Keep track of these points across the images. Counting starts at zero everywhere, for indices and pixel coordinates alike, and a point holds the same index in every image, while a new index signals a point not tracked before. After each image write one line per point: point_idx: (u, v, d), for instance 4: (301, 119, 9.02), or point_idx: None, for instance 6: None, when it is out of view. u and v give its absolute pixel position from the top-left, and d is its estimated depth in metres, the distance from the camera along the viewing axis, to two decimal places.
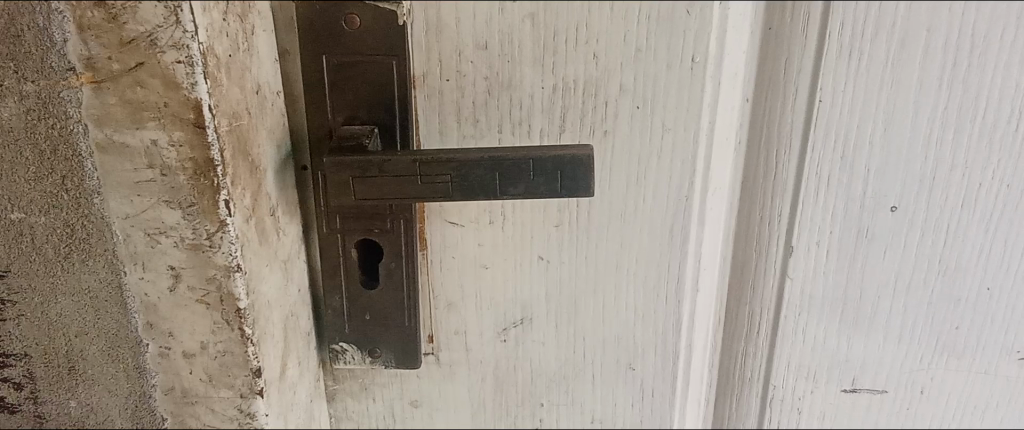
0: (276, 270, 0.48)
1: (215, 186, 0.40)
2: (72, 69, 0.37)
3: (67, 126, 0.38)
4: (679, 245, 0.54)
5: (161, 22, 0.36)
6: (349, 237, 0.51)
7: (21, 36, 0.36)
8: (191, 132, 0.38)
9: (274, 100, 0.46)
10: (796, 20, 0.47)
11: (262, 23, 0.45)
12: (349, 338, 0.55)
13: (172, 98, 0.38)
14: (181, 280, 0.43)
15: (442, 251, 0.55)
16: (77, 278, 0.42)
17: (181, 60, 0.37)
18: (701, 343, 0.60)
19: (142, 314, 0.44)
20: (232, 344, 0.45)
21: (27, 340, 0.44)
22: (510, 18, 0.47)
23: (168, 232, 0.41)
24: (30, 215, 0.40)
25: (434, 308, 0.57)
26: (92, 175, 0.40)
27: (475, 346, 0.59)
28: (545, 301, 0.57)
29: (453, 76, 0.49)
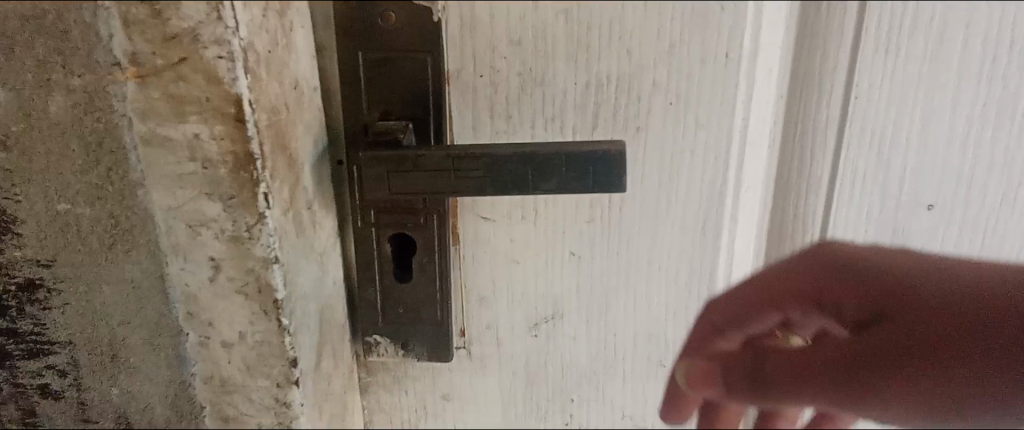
0: (313, 262, 0.49)
1: (254, 179, 0.41)
2: (118, 64, 0.38)
3: (112, 120, 0.39)
4: (712, 241, 0.54)
5: (203, 18, 0.37)
6: (383, 231, 0.52)
7: (69, 31, 0.37)
8: (232, 126, 0.39)
9: (311, 95, 0.47)
10: (832, 17, 0.47)
11: (300, 20, 0.45)
12: (383, 331, 0.56)
13: (214, 93, 0.38)
14: (221, 271, 0.44)
15: (475, 246, 0.55)
16: (121, 268, 0.44)
17: (223, 55, 0.38)
18: None
19: (183, 304, 0.45)
20: (269, 334, 0.46)
21: (72, 328, 0.45)
22: (544, 14, 0.48)
23: (209, 224, 0.42)
24: (76, 206, 0.41)
25: (466, 302, 0.57)
26: (135, 168, 0.41)
27: (507, 340, 0.59)
28: (577, 297, 0.57)
29: (486, 72, 0.49)
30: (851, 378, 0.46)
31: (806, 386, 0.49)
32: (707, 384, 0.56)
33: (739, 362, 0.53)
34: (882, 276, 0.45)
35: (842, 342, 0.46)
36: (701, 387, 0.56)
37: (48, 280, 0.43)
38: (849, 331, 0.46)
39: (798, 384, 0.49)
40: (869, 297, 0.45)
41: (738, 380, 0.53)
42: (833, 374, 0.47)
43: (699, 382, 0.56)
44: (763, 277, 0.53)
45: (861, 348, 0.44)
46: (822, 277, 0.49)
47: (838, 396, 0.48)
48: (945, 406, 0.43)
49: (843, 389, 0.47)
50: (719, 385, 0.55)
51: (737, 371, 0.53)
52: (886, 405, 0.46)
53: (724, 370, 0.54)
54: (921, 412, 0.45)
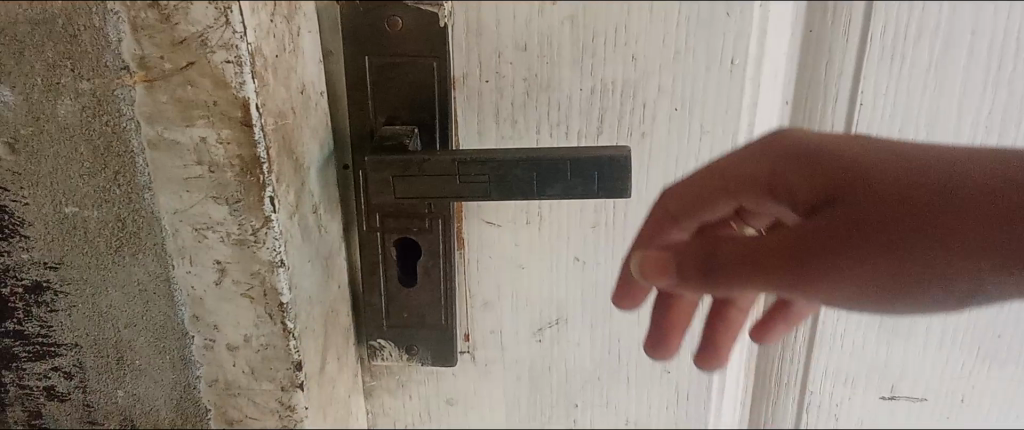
0: (318, 266, 0.49)
1: (261, 183, 0.41)
2: (126, 68, 0.38)
3: (119, 124, 0.39)
4: None
5: (211, 23, 0.37)
6: (389, 236, 0.52)
7: (78, 35, 0.37)
8: (239, 130, 0.40)
9: (317, 100, 0.47)
10: (837, 23, 0.47)
11: (307, 25, 0.46)
12: (387, 335, 0.56)
13: (221, 97, 0.39)
14: (227, 274, 0.44)
15: (480, 251, 0.55)
16: (128, 271, 0.44)
17: (231, 60, 0.38)
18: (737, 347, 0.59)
19: (189, 306, 0.45)
20: (275, 337, 0.46)
21: (79, 331, 0.45)
22: (549, 20, 0.48)
23: (215, 227, 0.42)
24: (84, 209, 0.41)
25: (470, 306, 0.57)
26: (143, 171, 0.41)
27: (511, 345, 0.59)
28: (582, 302, 0.57)
29: (492, 77, 0.50)
30: (807, 257, 0.43)
31: (744, 264, 0.44)
32: (669, 273, 0.49)
33: (689, 249, 0.47)
34: (850, 164, 0.43)
35: (805, 221, 0.43)
36: (661, 275, 0.49)
37: (54, 283, 0.43)
38: (811, 211, 0.43)
39: (748, 263, 0.44)
40: (851, 177, 0.42)
41: (696, 266, 0.46)
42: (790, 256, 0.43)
43: (652, 270, 0.50)
44: (715, 171, 0.50)
45: (826, 232, 0.42)
46: (785, 168, 0.46)
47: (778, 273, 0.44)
48: (899, 274, 0.42)
49: (791, 262, 0.43)
50: (677, 278, 0.48)
51: (698, 258, 0.46)
52: (828, 280, 0.44)
53: (679, 256, 0.48)
54: (869, 278, 0.43)
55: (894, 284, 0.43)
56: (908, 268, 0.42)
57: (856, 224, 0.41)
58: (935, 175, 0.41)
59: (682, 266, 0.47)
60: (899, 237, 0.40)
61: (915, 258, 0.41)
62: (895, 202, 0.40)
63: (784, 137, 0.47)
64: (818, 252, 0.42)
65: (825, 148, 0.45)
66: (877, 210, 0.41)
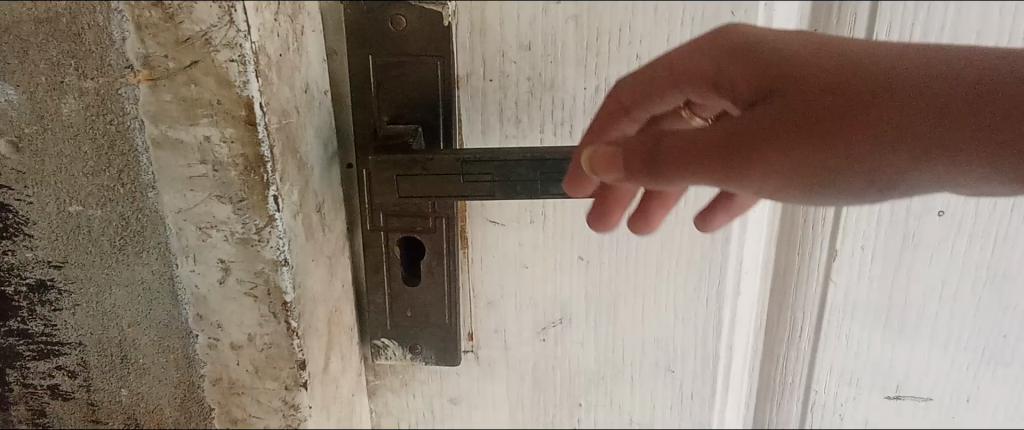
0: (322, 265, 0.49)
1: (264, 182, 0.41)
2: (130, 67, 0.38)
3: (124, 122, 0.39)
4: (722, 246, 0.54)
5: (215, 22, 0.37)
6: (393, 235, 0.52)
7: (83, 34, 0.37)
8: (243, 129, 0.39)
9: (322, 99, 0.47)
10: (843, 24, 0.47)
11: (312, 24, 0.45)
12: (391, 334, 0.56)
13: (225, 96, 0.39)
14: (230, 273, 0.44)
15: (484, 250, 0.55)
16: (132, 269, 0.44)
17: (234, 59, 0.38)
18: (742, 347, 0.59)
19: (193, 306, 0.45)
20: (278, 336, 0.46)
21: (83, 329, 0.45)
22: (554, 19, 0.48)
23: (218, 226, 0.42)
24: (87, 208, 0.41)
25: (474, 306, 0.57)
26: (147, 170, 0.41)
27: (515, 345, 0.59)
28: (585, 301, 0.56)
29: (496, 77, 0.49)
30: (748, 145, 0.36)
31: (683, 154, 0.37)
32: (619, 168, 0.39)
33: (641, 142, 0.39)
34: (783, 55, 0.38)
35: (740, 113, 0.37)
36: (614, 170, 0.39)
37: (59, 281, 0.44)
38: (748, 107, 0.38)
39: (689, 154, 0.37)
40: (795, 62, 0.37)
41: (638, 159, 0.38)
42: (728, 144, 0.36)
43: (604, 166, 0.39)
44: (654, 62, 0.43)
45: (762, 119, 0.36)
46: (729, 64, 0.39)
47: (714, 166, 0.37)
48: (828, 172, 0.36)
49: (728, 152, 0.36)
50: (633, 173, 0.38)
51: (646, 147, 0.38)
52: (767, 178, 0.37)
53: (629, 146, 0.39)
54: (803, 181, 0.37)
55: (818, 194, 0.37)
56: (848, 167, 0.36)
57: (795, 107, 0.36)
58: (875, 55, 0.38)
59: (629, 160, 0.39)
60: (854, 117, 0.36)
61: (862, 140, 0.36)
62: (850, 88, 0.36)
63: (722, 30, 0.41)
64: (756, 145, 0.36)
65: (770, 41, 0.39)
66: (820, 96, 0.36)
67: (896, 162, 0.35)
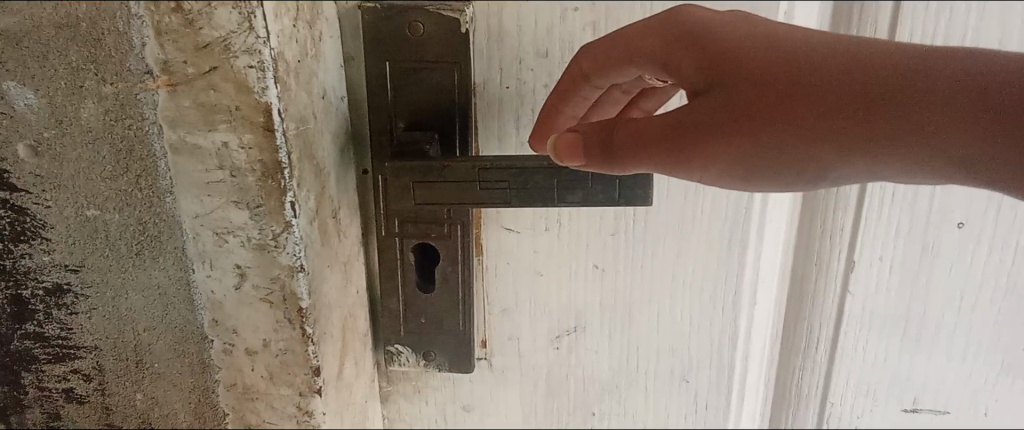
0: (337, 271, 0.49)
1: (282, 187, 0.41)
2: (149, 73, 0.38)
3: (142, 127, 0.39)
4: (738, 255, 0.54)
5: (235, 28, 0.37)
6: (407, 241, 0.51)
7: (102, 39, 0.37)
8: (261, 135, 0.39)
9: (338, 104, 0.47)
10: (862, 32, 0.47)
11: (329, 30, 0.45)
12: (404, 340, 0.56)
13: (244, 102, 0.39)
14: (246, 279, 0.44)
15: (498, 257, 0.54)
16: (148, 274, 0.44)
17: (254, 65, 0.38)
18: (757, 357, 0.59)
19: (208, 311, 0.46)
20: (293, 342, 0.46)
21: (99, 334, 0.45)
22: (571, 26, 0.48)
23: (235, 232, 0.42)
24: (105, 212, 0.42)
25: (488, 313, 0.57)
26: (164, 174, 0.41)
27: (529, 352, 0.58)
28: (600, 309, 0.56)
29: (513, 83, 0.49)
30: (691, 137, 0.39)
31: (635, 144, 0.40)
32: (580, 155, 0.42)
33: (599, 129, 0.42)
34: (733, 45, 0.39)
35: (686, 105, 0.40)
36: (576, 156, 0.42)
37: (76, 285, 0.44)
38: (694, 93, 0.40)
39: (640, 146, 0.40)
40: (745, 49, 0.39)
41: (596, 148, 0.41)
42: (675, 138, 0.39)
43: (567, 153, 0.42)
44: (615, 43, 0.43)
45: (707, 113, 0.39)
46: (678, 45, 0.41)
47: (662, 156, 0.40)
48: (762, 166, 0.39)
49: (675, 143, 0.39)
50: (592, 159, 0.42)
51: (602, 137, 0.41)
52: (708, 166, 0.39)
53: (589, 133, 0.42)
54: (741, 168, 0.39)
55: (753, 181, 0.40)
56: (783, 158, 0.39)
57: (737, 101, 0.39)
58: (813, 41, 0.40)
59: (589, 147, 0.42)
60: (791, 110, 0.38)
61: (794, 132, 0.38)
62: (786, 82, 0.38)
63: (683, 12, 0.42)
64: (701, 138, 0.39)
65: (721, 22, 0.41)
66: (761, 88, 0.38)
67: (822, 153, 0.38)
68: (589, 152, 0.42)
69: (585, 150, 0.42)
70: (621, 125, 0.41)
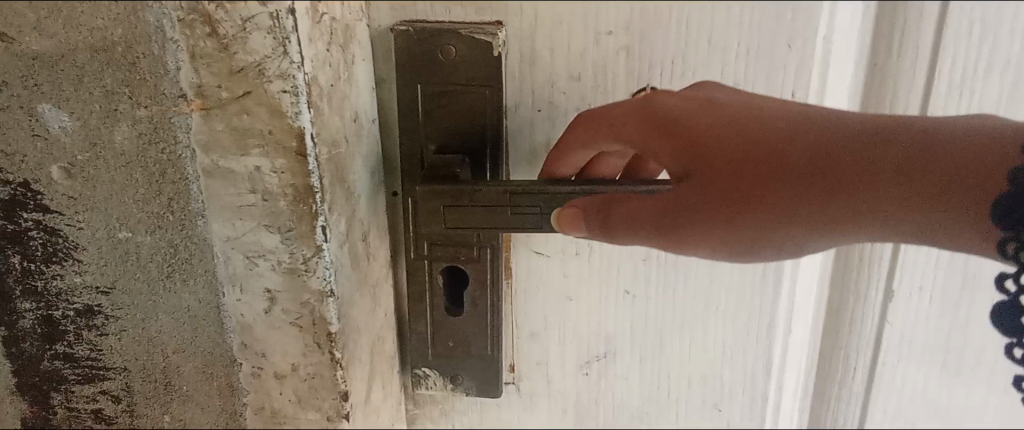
0: (366, 294, 0.49)
1: (313, 212, 0.41)
2: (183, 96, 0.38)
3: (175, 151, 0.39)
4: (773, 283, 0.52)
5: (270, 53, 0.37)
6: (436, 264, 0.51)
7: (137, 63, 0.37)
8: (294, 160, 0.39)
9: (369, 127, 0.47)
10: (904, 56, 0.46)
11: (361, 53, 0.45)
12: (432, 364, 0.55)
13: (277, 126, 0.39)
14: (277, 303, 0.44)
15: (527, 281, 0.54)
16: (179, 297, 0.44)
17: (287, 89, 0.38)
18: (792, 387, 0.58)
19: (238, 334, 0.46)
20: (322, 367, 0.45)
21: (128, 355, 0.45)
22: (605, 49, 0.46)
23: (266, 255, 0.42)
24: (137, 235, 0.41)
25: (517, 337, 0.56)
26: (197, 197, 0.41)
27: (557, 377, 0.58)
28: (630, 336, 0.55)
29: (545, 106, 0.49)
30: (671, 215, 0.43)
31: (630, 223, 0.44)
32: (580, 226, 0.45)
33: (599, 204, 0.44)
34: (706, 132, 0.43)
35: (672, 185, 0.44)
36: (577, 226, 0.45)
37: (106, 307, 0.44)
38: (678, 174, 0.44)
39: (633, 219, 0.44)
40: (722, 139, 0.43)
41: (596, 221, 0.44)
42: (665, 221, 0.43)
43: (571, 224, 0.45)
44: (593, 120, 0.46)
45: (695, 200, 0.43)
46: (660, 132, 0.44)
47: (655, 235, 0.44)
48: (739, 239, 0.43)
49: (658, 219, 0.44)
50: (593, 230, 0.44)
51: (598, 215, 0.44)
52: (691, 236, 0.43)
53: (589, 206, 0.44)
54: (733, 245, 0.43)
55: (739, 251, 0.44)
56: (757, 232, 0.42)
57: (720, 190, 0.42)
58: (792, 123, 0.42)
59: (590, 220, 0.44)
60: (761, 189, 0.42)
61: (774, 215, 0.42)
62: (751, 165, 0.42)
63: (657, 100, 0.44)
64: (689, 223, 0.43)
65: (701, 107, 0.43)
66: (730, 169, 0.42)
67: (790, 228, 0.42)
68: (589, 224, 0.44)
69: (585, 223, 0.44)
70: (618, 202, 0.44)
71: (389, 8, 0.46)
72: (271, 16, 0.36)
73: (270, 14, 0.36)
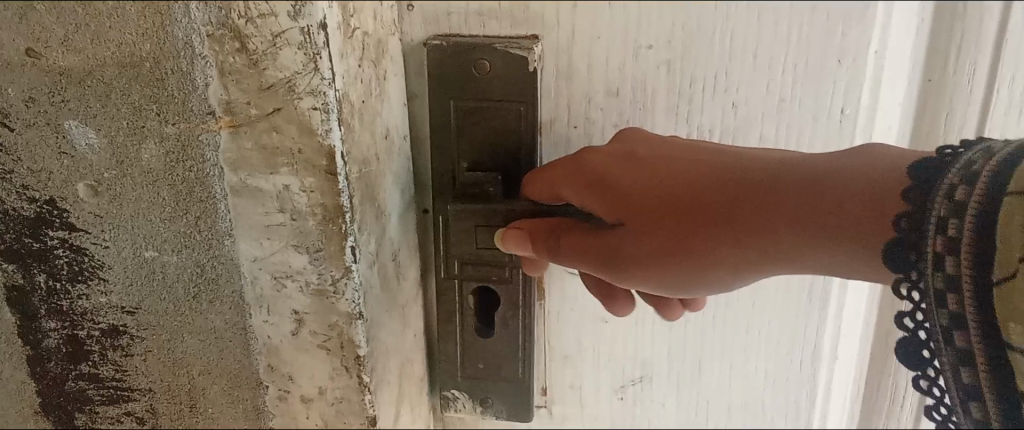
0: (395, 316, 0.47)
1: (343, 232, 0.40)
2: (212, 113, 0.37)
3: (203, 169, 0.38)
4: (818, 307, 0.50)
5: (300, 68, 0.36)
6: (468, 284, 0.50)
7: (166, 79, 0.36)
8: (323, 178, 0.38)
9: (400, 144, 0.46)
10: (960, 72, 0.44)
11: (394, 68, 0.44)
12: (462, 386, 0.54)
13: (307, 144, 0.38)
14: (304, 325, 0.43)
15: (561, 302, 0.52)
16: (205, 318, 0.43)
17: (317, 106, 0.37)
18: (836, 415, 0.55)
19: (265, 356, 0.44)
20: (350, 391, 0.44)
21: (153, 377, 0.44)
22: (644, 64, 0.45)
23: (294, 276, 0.41)
24: (163, 254, 0.40)
25: (549, 360, 0.54)
26: (224, 217, 0.40)
27: (590, 402, 0.56)
28: (667, 361, 0.54)
29: (581, 123, 0.47)
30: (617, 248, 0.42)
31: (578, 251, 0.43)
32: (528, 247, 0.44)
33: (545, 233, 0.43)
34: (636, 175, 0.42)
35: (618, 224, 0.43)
36: (523, 247, 0.44)
37: (131, 327, 0.43)
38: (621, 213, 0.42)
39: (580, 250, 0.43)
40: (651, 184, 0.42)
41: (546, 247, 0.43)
42: (610, 254, 0.42)
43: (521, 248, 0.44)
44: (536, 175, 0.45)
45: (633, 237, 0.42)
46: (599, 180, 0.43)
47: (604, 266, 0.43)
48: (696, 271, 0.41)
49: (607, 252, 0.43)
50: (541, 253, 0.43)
51: (545, 238, 0.43)
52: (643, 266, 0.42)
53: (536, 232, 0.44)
54: (687, 281, 0.42)
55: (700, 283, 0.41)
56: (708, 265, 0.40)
57: (657, 227, 0.41)
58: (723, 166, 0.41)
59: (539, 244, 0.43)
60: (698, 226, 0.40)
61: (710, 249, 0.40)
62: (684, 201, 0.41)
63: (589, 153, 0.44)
64: (635, 257, 0.42)
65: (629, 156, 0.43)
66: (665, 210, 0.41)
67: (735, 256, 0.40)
68: (535, 246, 0.44)
69: (530, 243, 0.44)
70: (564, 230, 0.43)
71: (422, 22, 0.45)
72: (302, 32, 0.35)
73: (301, 30, 0.35)
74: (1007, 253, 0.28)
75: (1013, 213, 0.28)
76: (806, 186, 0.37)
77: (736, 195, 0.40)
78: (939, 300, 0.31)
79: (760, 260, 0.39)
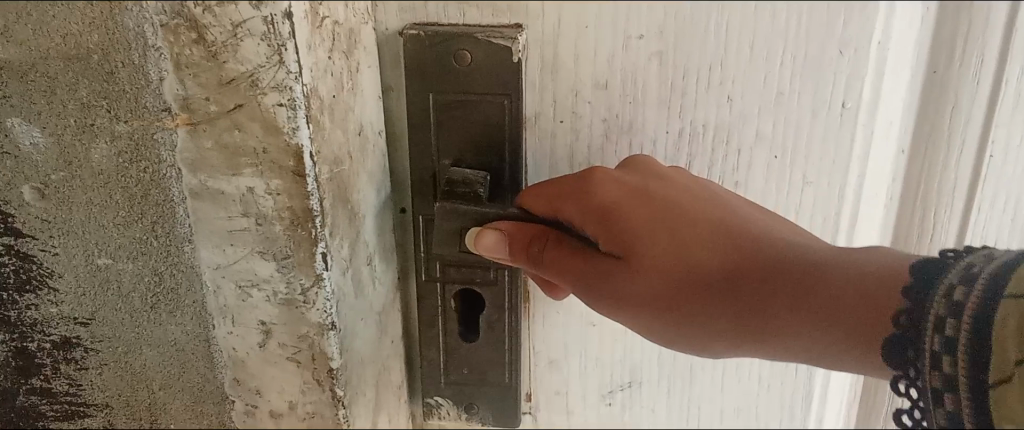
0: (371, 323, 0.44)
1: (313, 237, 0.37)
2: (167, 110, 0.34)
3: (158, 171, 0.35)
4: None
5: (263, 62, 0.33)
6: (450, 286, 0.47)
7: (116, 73, 0.33)
8: (290, 180, 0.35)
9: (375, 141, 0.43)
10: (967, 65, 0.41)
11: (367, 59, 0.41)
12: (446, 393, 0.51)
13: (272, 144, 0.35)
14: (272, 336, 0.40)
15: (546, 305, 0.50)
16: (164, 330, 0.40)
17: (283, 102, 0.34)
18: (833, 418, 0.53)
19: (230, 369, 0.41)
20: (322, 405, 0.41)
21: (110, 391, 0.41)
22: (635, 55, 0.42)
23: (260, 285, 0.38)
24: (118, 262, 0.37)
25: (534, 365, 0.52)
26: (183, 221, 0.37)
27: (577, 407, 0.54)
28: (658, 366, 0.51)
29: (568, 117, 0.44)
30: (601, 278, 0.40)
31: (557, 267, 0.41)
32: (501, 250, 0.41)
33: (527, 239, 0.41)
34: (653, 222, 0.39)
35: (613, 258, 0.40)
36: (497, 250, 0.41)
37: (84, 339, 0.40)
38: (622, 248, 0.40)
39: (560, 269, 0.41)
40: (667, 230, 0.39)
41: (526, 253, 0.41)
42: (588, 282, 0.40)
43: (495, 249, 0.41)
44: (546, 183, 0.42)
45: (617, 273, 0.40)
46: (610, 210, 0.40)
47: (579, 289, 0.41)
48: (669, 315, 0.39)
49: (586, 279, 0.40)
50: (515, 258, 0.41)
51: (524, 244, 0.41)
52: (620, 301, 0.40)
53: (519, 235, 0.41)
54: (656, 325, 0.40)
55: (675, 333, 0.40)
56: (690, 318, 0.39)
57: (654, 277, 0.39)
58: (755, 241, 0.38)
59: (516, 247, 0.41)
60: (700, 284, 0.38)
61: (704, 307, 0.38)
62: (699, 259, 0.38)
63: (607, 179, 0.40)
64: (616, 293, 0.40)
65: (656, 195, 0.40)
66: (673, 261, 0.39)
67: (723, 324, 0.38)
68: (511, 250, 0.41)
69: (507, 247, 0.41)
70: (547, 241, 0.41)
71: (397, 10, 0.42)
72: (266, 21, 0.32)
73: (264, 19, 0.32)
74: (1001, 354, 0.28)
75: (1009, 315, 0.28)
76: (826, 279, 0.35)
77: (731, 268, 0.38)
78: (935, 398, 0.29)
79: (720, 338, 0.38)
